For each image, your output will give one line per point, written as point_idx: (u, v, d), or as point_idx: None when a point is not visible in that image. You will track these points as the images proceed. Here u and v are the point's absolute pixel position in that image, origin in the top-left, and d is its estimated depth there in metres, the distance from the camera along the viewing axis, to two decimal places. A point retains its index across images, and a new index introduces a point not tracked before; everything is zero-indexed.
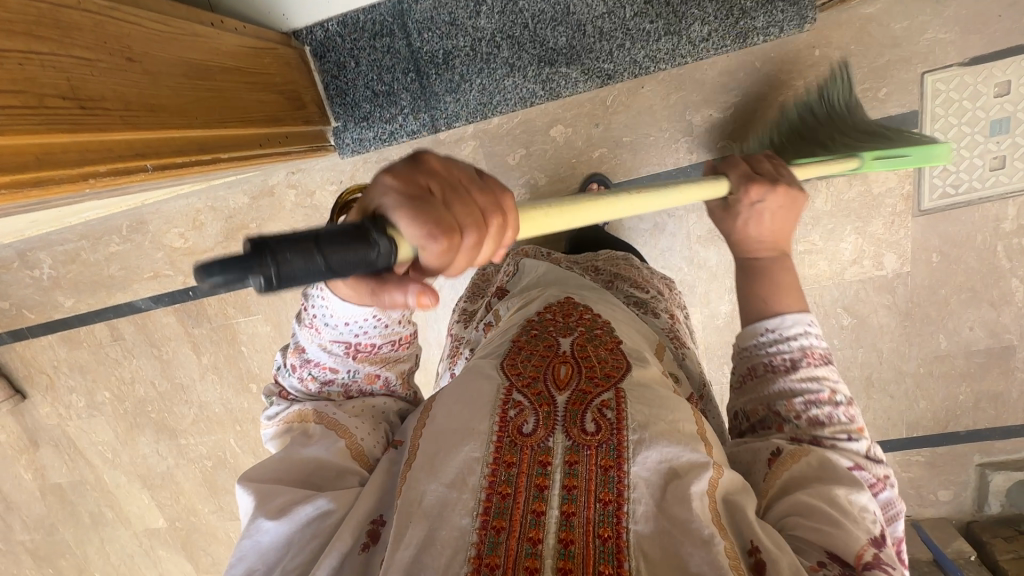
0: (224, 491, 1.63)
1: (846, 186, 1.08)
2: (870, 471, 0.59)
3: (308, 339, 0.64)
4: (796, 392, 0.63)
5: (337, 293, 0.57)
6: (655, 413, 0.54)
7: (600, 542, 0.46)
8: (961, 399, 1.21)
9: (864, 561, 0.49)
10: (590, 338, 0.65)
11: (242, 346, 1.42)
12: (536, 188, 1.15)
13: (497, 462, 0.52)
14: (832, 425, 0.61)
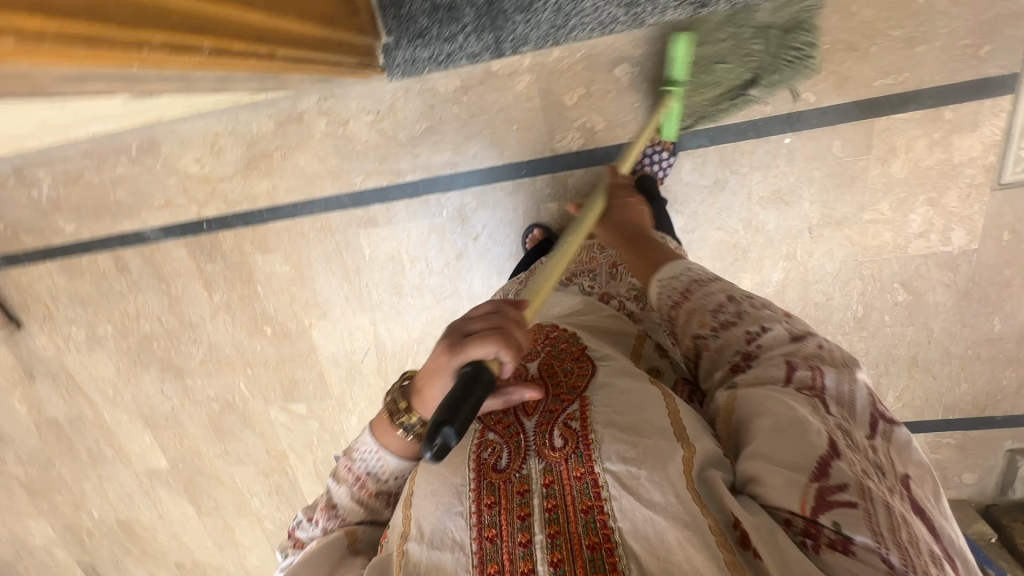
0: (231, 435, 1.58)
1: (926, 152, 1.00)
2: (807, 360, 0.57)
3: (340, 494, 0.67)
4: (701, 309, 0.66)
5: (393, 449, 0.65)
6: (624, 408, 0.57)
7: (589, 552, 0.48)
8: (1004, 383, 1.19)
9: (811, 506, 0.47)
10: (555, 357, 0.70)
11: (258, 287, 1.34)
12: (593, 132, 1.07)
13: (480, 506, 0.53)
14: (744, 323, 0.62)
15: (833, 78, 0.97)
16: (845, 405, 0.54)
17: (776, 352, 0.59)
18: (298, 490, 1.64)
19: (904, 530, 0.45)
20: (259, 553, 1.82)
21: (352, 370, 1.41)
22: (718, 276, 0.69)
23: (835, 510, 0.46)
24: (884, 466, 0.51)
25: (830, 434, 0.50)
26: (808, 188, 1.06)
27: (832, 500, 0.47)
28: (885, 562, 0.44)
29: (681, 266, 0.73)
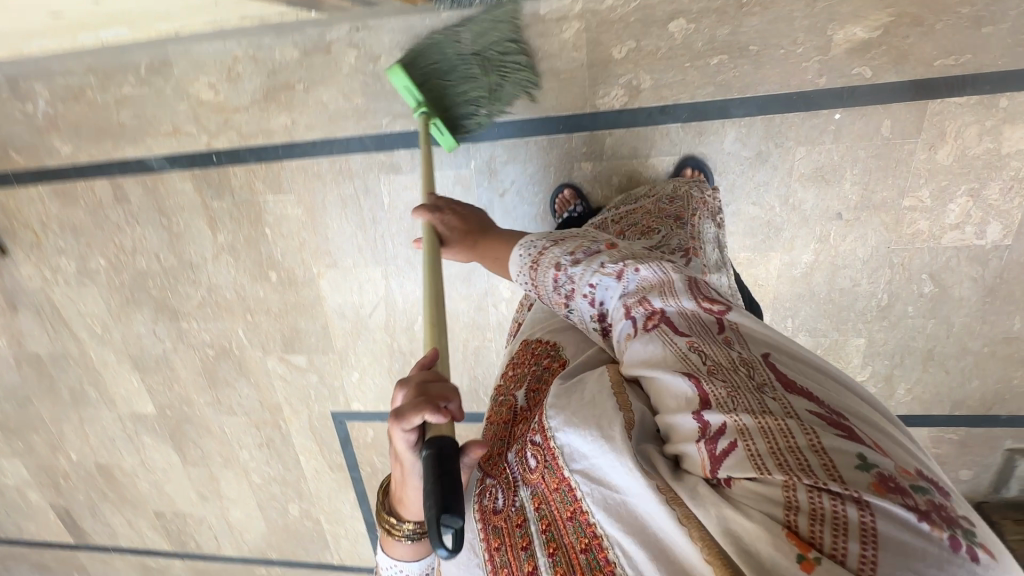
0: (224, 384, 1.53)
1: (975, 140, 0.98)
2: (640, 297, 0.55)
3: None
4: (552, 291, 0.65)
5: (406, 557, 0.59)
6: (564, 400, 0.52)
7: (585, 555, 0.45)
8: (1014, 383, 1.19)
9: (710, 466, 0.40)
10: (540, 379, 0.65)
11: (266, 229, 1.28)
12: (638, 90, 1.02)
13: (491, 551, 0.52)
14: (578, 290, 0.62)
15: (893, 53, 0.94)
16: (688, 320, 0.51)
17: (618, 307, 0.57)
18: (290, 444, 1.60)
19: (779, 428, 0.39)
20: (243, 507, 1.78)
21: (357, 324, 1.36)
22: (557, 235, 0.68)
23: (728, 460, 0.39)
24: (746, 361, 0.46)
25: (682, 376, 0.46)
26: (851, 168, 1.03)
27: (723, 449, 0.40)
28: (777, 478, 0.36)
29: (519, 245, 0.70)
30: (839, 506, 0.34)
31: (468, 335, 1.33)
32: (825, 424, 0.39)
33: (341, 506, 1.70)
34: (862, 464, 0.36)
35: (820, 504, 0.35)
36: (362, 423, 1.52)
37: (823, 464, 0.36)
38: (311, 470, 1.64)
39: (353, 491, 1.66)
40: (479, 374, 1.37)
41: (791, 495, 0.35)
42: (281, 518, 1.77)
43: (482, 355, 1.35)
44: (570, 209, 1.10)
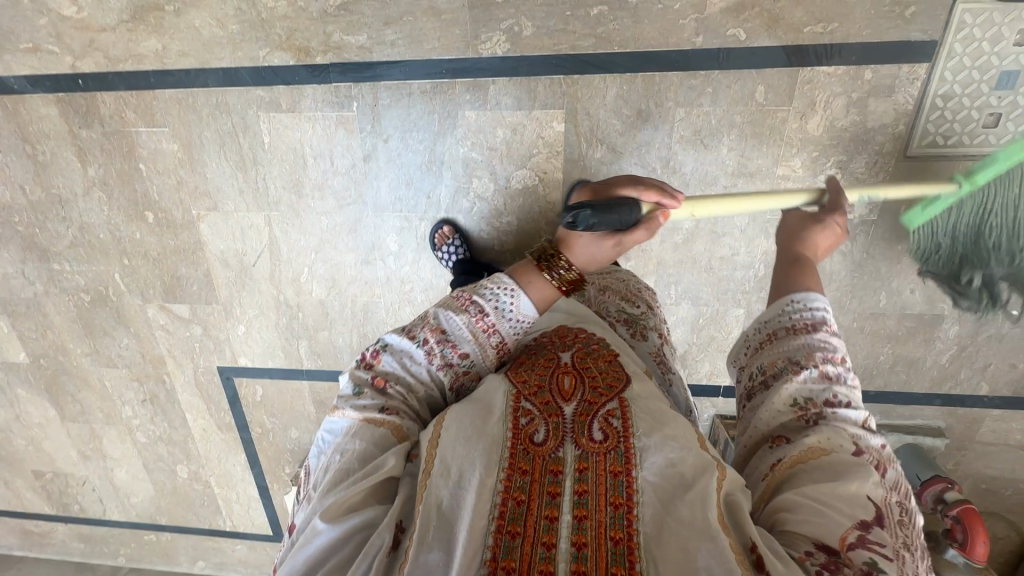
0: (101, 333, 1.44)
1: (842, 111, 1.01)
2: (873, 449, 0.51)
3: (458, 323, 0.60)
4: (812, 346, 0.56)
5: (532, 295, 0.62)
6: (659, 421, 0.53)
7: (611, 544, 0.44)
8: (881, 359, 1.24)
9: (848, 542, 0.44)
10: (588, 352, 0.64)
11: (140, 164, 1.20)
12: (520, 36, 1.00)
13: (511, 468, 0.49)
14: (841, 387, 0.54)
15: (766, 17, 0.95)
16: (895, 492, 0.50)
17: (842, 427, 0.52)
18: (176, 401, 1.53)
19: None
20: (129, 468, 1.69)
21: (242, 274, 1.30)
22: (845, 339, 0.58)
23: (874, 555, 0.43)
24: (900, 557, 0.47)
25: (879, 491, 0.47)
26: (728, 133, 1.04)
27: (873, 546, 0.43)
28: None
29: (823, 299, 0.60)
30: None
31: (357, 291, 1.29)
32: None
33: (232, 468, 1.64)
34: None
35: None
36: (251, 381, 1.46)
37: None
38: (198, 429, 1.57)
39: (244, 453, 1.60)
40: (369, 331, 1.34)
41: None
42: (169, 480, 1.69)
43: (372, 311, 1.31)
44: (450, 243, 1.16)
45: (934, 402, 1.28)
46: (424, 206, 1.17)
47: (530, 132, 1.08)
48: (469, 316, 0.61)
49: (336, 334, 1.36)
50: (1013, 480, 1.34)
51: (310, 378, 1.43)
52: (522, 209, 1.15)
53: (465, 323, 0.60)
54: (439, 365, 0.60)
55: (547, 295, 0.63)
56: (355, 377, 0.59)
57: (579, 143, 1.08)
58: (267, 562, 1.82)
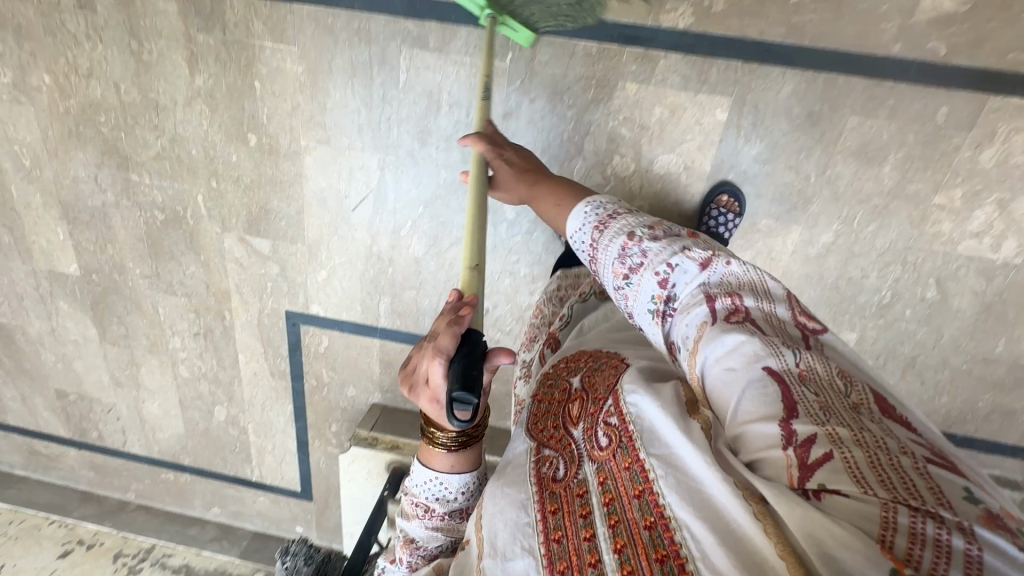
0: (166, 256, 1.35)
1: (1020, 148, 0.97)
2: (724, 288, 0.64)
3: (414, 528, 0.79)
4: (615, 260, 0.76)
5: (449, 469, 0.76)
6: (631, 403, 0.64)
7: (646, 530, 0.53)
8: (978, 405, 1.22)
9: (797, 479, 0.46)
10: (598, 371, 0.79)
11: (255, 81, 1.11)
12: (708, 13, 0.94)
13: (545, 514, 0.63)
14: (653, 263, 0.72)
15: (972, 35, 0.91)
16: (773, 325, 0.59)
17: (696, 290, 0.67)
18: (231, 340, 1.44)
19: (886, 451, 0.45)
20: (162, 402, 1.60)
21: (337, 216, 1.23)
22: (627, 209, 0.80)
23: (817, 473, 0.45)
24: (840, 381, 0.52)
25: (773, 360, 0.54)
26: (895, 152, 1.00)
27: (813, 463, 0.45)
28: (878, 498, 0.41)
29: (580, 202, 0.85)
30: (920, 522, 0.40)
31: (456, 255, 1.23)
32: (931, 457, 0.45)
33: (274, 418, 1.56)
34: (970, 497, 0.42)
35: (922, 529, 0.39)
36: (318, 330, 1.39)
37: (930, 488, 0.42)
38: (248, 372, 1.49)
39: (291, 404, 1.52)
40: None
41: (889, 515, 0.40)
42: (203, 421, 1.61)
43: None
44: None
45: (1018, 455, 1.27)
46: (554, 176, 1.11)
47: (690, 116, 1.02)
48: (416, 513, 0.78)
49: (423, 295, 1.29)
50: None
51: (383, 336, 1.36)
52: (657, 195, 1.10)
53: (419, 518, 0.78)
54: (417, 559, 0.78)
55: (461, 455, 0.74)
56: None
57: (737, 136, 1.03)
58: (287, 518, 1.76)
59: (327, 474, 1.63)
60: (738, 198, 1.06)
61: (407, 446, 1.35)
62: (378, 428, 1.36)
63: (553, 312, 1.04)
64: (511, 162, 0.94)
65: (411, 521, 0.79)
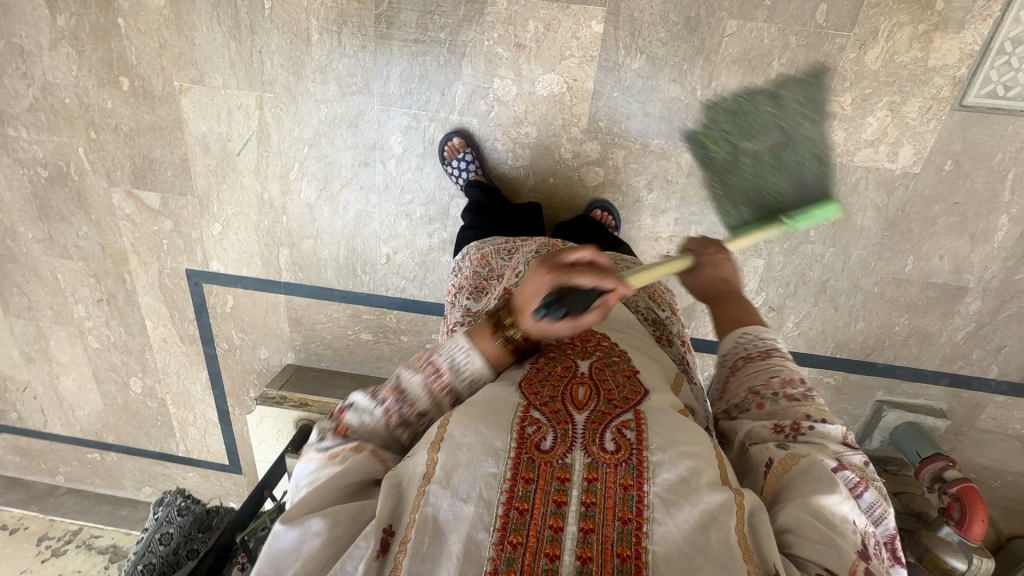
0: (56, 217, 1.30)
1: (905, 45, 0.93)
2: (856, 469, 0.52)
3: (413, 381, 0.56)
4: (770, 372, 0.60)
5: (484, 356, 0.58)
6: (677, 436, 0.51)
7: (618, 562, 0.43)
8: (895, 330, 1.19)
9: None
10: (608, 363, 0.61)
11: (119, 18, 1.06)
12: None
13: (514, 478, 0.47)
14: (809, 407, 0.56)
15: None
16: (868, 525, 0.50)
17: (823, 441, 0.53)
18: (136, 304, 1.40)
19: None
20: (76, 377, 1.55)
21: (223, 163, 1.18)
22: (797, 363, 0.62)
23: None
24: None
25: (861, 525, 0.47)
26: (779, 57, 0.96)
27: None
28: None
29: (764, 329, 0.66)
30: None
31: (350, 198, 1.18)
32: None
33: (191, 387, 1.51)
34: None
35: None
36: (221, 289, 1.34)
37: None
38: (158, 339, 1.44)
39: (206, 370, 1.47)
40: (359, 245, 1.23)
41: None
42: (120, 394, 1.56)
43: (364, 221, 1.20)
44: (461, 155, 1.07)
45: (940, 382, 1.23)
46: (437, 104, 1.06)
47: (566, 30, 0.98)
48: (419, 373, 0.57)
49: (321, 244, 1.24)
50: (1004, 472, 1.31)
51: (288, 292, 1.32)
52: (544, 119, 1.05)
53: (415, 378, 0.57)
54: (398, 423, 0.56)
55: (503, 356, 0.59)
56: (320, 428, 0.57)
57: (616, 49, 0.98)
58: (218, 494, 1.71)
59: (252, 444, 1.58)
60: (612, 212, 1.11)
61: (316, 402, 1.30)
62: (287, 388, 1.32)
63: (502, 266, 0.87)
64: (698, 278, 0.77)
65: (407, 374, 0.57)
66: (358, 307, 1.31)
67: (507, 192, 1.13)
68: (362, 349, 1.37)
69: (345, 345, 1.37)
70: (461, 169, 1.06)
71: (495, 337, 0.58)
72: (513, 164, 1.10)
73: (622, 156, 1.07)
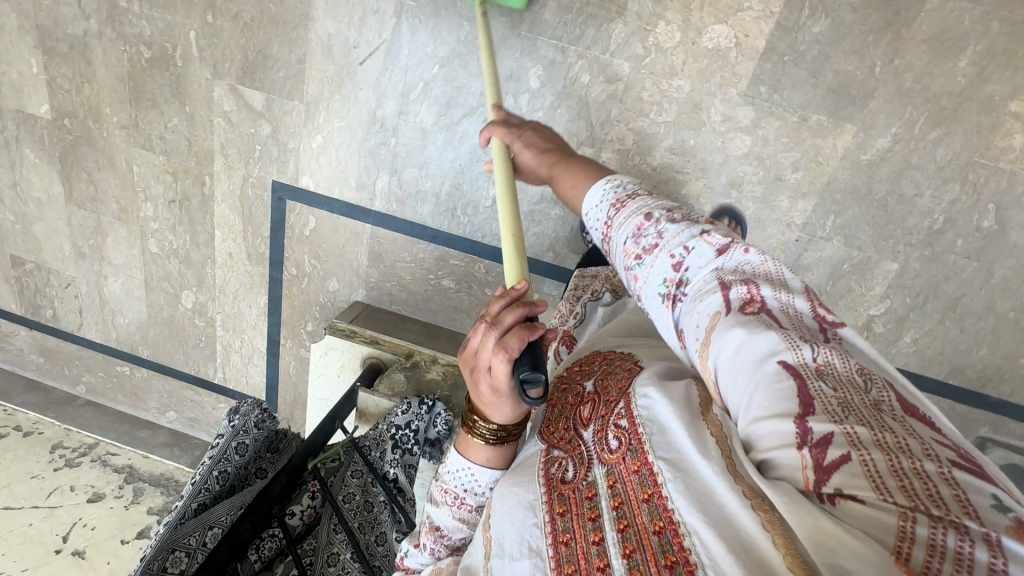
0: (147, 103, 1.22)
1: None
2: (740, 276, 0.47)
3: (441, 516, 0.62)
4: (635, 223, 0.57)
5: (488, 463, 0.60)
6: (638, 404, 0.50)
7: (657, 538, 0.40)
8: (1018, 364, 1.11)
9: (814, 480, 0.35)
10: (610, 372, 0.62)
11: None
12: None
13: (552, 516, 0.49)
14: (672, 242, 0.53)
15: None
16: (791, 320, 0.43)
17: (708, 275, 0.49)
18: (209, 212, 1.32)
19: (907, 454, 0.33)
20: (126, 281, 1.46)
21: (342, 71, 1.10)
22: (639, 188, 0.59)
23: (838, 474, 0.34)
24: (881, 389, 0.38)
25: (782, 350, 0.40)
26: (975, 43, 0.89)
27: (828, 459, 0.34)
28: (895, 505, 0.31)
29: (608, 180, 0.64)
30: (967, 545, 0.29)
31: (468, 129, 1.11)
32: (966, 468, 0.33)
33: (245, 310, 1.43)
34: (998, 505, 0.31)
35: (942, 540, 0.29)
36: (305, 209, 1.26)
37: (954, 495, 0.31)
38: (222, 253, 1.36)
39: (266, 295, 1.39)
40: (466, 183, 1.16)
41: (909, 526, 0.30)
42: (168, 307, 1.47)
43: (478, 157, 1.13)
44: None
45: None
46: (589, 41, 1.00)
47: None
48: (446, 501, 0.62)
49: (425, 176, 1.17)
50: None
51: (377, 222, 1.24)
52: (701, 74, 0.99)
53: (447, 504, 0.62)
54: (447, 552, 0.62)
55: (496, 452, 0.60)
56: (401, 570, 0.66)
57: (801, 9, 0.92)
58: None
59: (296, 381, 1.50)
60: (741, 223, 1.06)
61: (389, 343, 1.21)
62: (358, 322, 1.23)
63: (570, 308, 0.94)
64: (534, 140, 0.78)
65: (438, 504, 0.63)
66: (448, 250, 1.24)
67: (640, 148, 1.06)
68: (440, 297, 1.29)
69: (423, 289, 1.29)
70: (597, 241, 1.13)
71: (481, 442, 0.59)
72: (656, 119, 1.03)
73: (774, 127, 1.00)
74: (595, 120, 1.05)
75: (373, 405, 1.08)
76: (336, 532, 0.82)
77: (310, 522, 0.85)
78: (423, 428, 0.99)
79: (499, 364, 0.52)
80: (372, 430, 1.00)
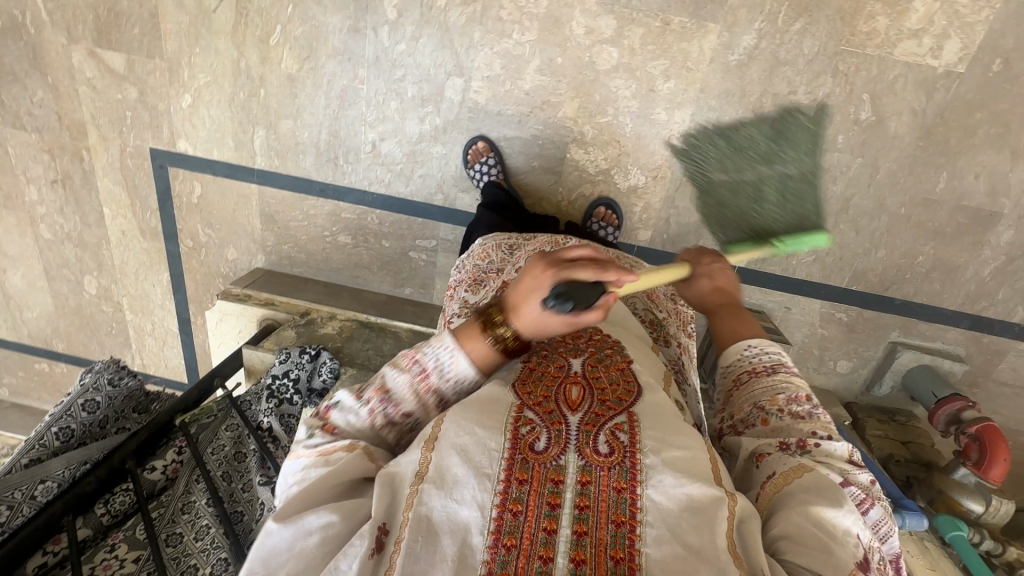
0: (7, 78, 1.16)
1: None
2: (862, 484, 0.48)
3: (399, 381, 0.51)
4: (776, 389, 0.56)
5: (471, 361, 0.52)
6: (667, 434, 0.47)
7: (612, 564, 0.40)
8: (917, 262, 1.09)
9: None
10: (602, 358, 0.56)
11: None
12: None
13: (508, 479, 0.43)
14: (818, 423, 0.52)
15: None
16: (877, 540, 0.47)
17: (830, 457, 0.49)
18: (94, 189, 1.27)
19: None
20: (25, 273, 1.41)
21: (198, 21, 1.06)
22: (797, 371, 0.57)
23: None
24: None
25: (866, 540, 0.43)
26: None
27: None
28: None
29: (773, 343, 0.61)
30: None
31: (335, 71, 1.07)
32: None
33: (150, 290, 1.39)
34: None
35: None
36: (188, 174, 1.22)
37: None
38: (116, 232, 1.32)
39: (168, 272, 1.35)
40: (344, 129, 1.12)
41: None
42: (73, 295, 1.43)
43: (349, 100, 1.09)
44: (483, 162, 1.08)
45: (961, 324, 1.14)
46: None
47: None
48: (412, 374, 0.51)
49: (302, 126, 1.13)
50: (1016, 432, 1.23)
51: (262, 181, 1.20)
52: None
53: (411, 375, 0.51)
54: (383, 423, 0.51)
55: (484, 365, 0.52)
56: (307, 423, 0.51)
57: None
58: None
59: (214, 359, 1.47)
60: (615, 212, 1.11)
61: (283, 303, 1.19)
62: (252, 286, 1.21)
63: (503, 259, 0.85)
64: (714, 283, 0.69)
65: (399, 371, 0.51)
66: (339, 204, 1.20)
67: (510, 73, 1.03)
68: (339, 255, 1.26)
69: (321, 249, 1.26)
70: (483, 174, 1.08)
71: (484, 336, 0.52)
72: (519, 39, 1.00)
73: (639, 35, 0.97)
74: (459, 47, 1.02)
75: (258, 362, 1.06)
76: (196, 482, 0.79)
77: (175, 476, 0.82)
78: (303, 377, 0.96)
79: (579, 269, 0.50)
80: (254, 386, 0.98)
